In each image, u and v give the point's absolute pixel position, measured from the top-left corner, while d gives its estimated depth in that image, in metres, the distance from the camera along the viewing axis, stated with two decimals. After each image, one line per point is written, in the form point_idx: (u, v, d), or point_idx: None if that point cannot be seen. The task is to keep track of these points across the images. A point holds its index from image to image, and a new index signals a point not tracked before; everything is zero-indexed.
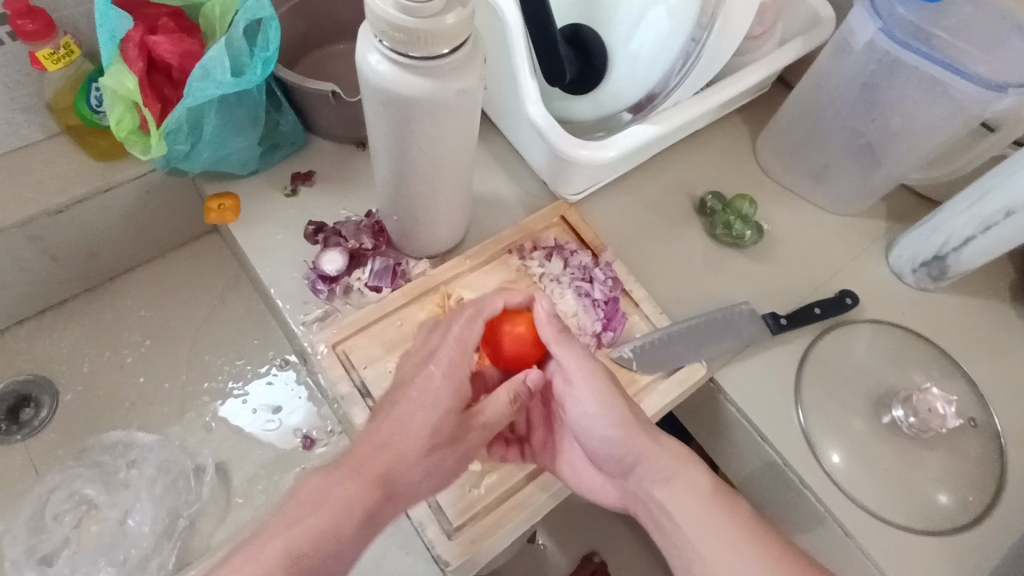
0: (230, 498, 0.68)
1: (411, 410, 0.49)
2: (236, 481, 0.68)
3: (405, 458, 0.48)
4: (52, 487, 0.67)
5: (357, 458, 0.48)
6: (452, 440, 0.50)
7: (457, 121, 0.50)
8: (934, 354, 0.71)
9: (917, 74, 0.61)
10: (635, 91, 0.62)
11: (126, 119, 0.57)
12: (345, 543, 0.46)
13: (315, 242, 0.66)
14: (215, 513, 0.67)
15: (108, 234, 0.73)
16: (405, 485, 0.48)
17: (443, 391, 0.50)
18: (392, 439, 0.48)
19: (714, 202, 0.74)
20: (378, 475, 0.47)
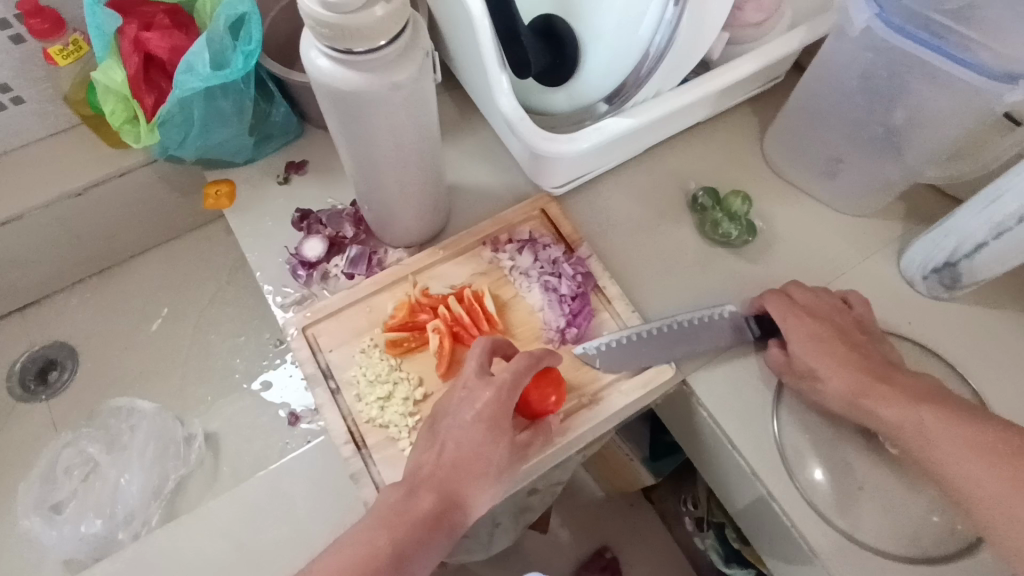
0: (218, 467, 0.77)
1: (466, 434, 0.51)
2: (223, 450, 0.78)
3: (466, 471, 0.50)
4: (64, 443, 0.78)
5: (428, 472, 0.50)
6: (506, 455, 0.52)
7: (407, 113, 0.50)
8: (940, 368, 0.65)
9: (918, 62, 0.56)
10: (609, 82, 0.60)
11: (118, 111, 0.65)
12: (430, 548, 0.47)
13: (300, 228, 0.68)
14: (201, 477, 0.77)
15: (127, 216, 0.81)
16: (473, 498, 0.50)
17: (499, 413, 0.52)
18: (460, 454, 0.50)
19: (707, 198, 0.70)
20: (449, 489, 0.49)
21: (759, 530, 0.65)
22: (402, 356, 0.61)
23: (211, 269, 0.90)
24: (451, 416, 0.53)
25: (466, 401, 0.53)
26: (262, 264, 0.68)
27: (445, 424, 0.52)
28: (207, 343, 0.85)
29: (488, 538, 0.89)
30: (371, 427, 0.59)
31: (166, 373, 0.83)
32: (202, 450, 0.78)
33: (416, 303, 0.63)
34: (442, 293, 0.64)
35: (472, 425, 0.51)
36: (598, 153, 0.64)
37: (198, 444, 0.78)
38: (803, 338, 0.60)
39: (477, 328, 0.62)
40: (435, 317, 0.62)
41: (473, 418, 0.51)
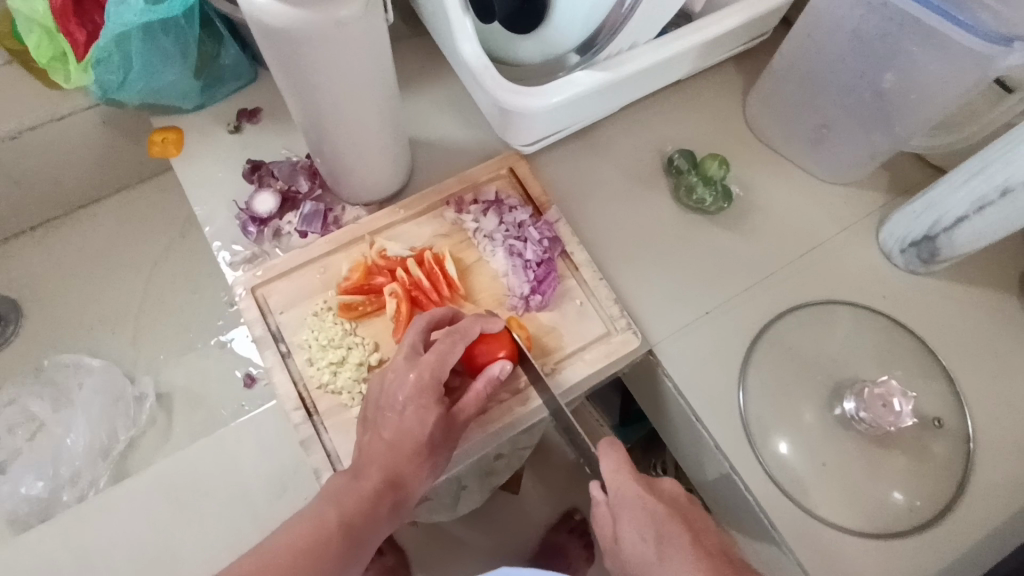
0: (170, 426, 0.77)
1: (400, 420, 0.50)
2: (176, 407, 0.78)
3: (406, 450, 0.49)
4: (7, 401, 0.76)
5: (368, 452, 0.49)
6: (440, 435, 0.50)
7: (354, 54, 0.46)
8: (912, 346, 0.63)
9: (912, 22, 0.53)
10: (580, 31, 0.56)
11: (43, 45, 0.61)
12: (379, 522, 0.47)
13: (250, 180, 0.64)
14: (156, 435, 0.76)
15: (70, 164, 0.76)
16: (414, 479, 0.49)
17: (427, 396, 0.50)
18: (399, 436, 0.49)
19: (682, 160, 0.67)
20: (392, 470, 0.48)
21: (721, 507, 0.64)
22: (357, 321, 0.58)
23: (168, 223, 0.86)
24: (384, 399, 0.51)
25: (397, 384, 0.50)
26: (209, 218, 0.64)
27: (380, 408, 0.51)
28: (161, 299, 0.83)
29: (454, 500, 0.87)
30: (323, 393, 0.56)
31: (117, 331, 0.81)
32: (153, 409, 0.77)
33: (372, 266, 0.60)
34: (401, 255, 0.61)
35: (407, 411, 0.50)
36: (570, 110, 0.60)
37: (149, 403, 0.77)
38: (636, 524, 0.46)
39: (437, 293, 0.59)
40: (393, 281, 0.59)
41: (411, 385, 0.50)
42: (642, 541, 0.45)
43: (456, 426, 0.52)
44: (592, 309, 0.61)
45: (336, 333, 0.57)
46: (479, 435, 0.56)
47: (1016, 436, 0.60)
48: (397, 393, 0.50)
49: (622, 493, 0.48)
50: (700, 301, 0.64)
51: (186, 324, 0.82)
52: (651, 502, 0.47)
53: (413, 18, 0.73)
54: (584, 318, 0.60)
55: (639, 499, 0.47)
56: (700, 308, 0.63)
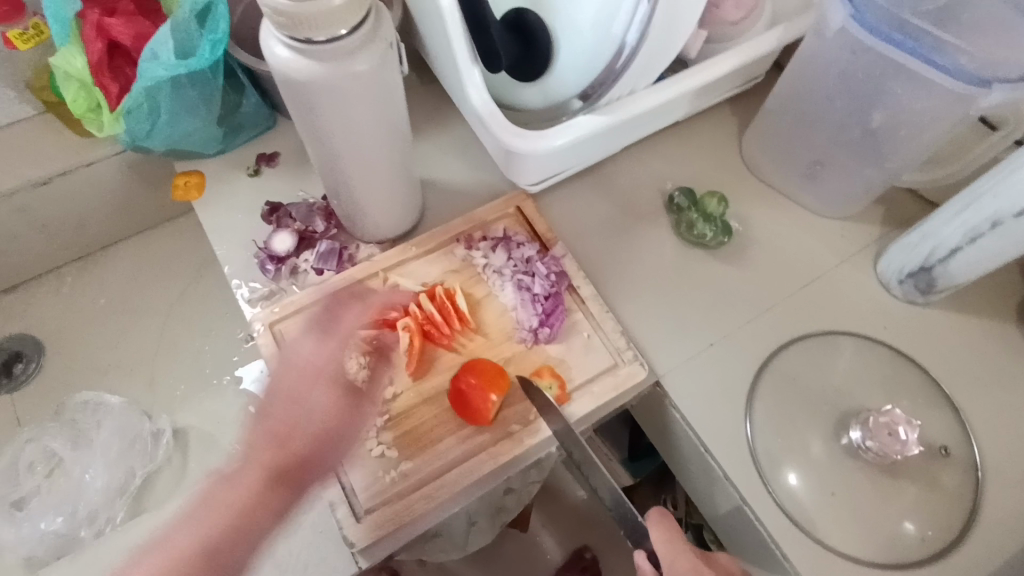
0: (185, 464, 0.77)
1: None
2: (192, 444, 0.79)
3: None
4: (27, 440, 0.77)
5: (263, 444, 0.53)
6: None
7: (370, 103, 0.49)
8: (915, 375, 0.64)
9: (896, 64, 0.55)
10: (582, 79, 0.60)
11: (80, 98, 0.65)
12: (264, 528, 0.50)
13: (269, 223, 0.67)
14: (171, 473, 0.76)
15: (94, 208, 0.79)
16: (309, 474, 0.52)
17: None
18: (300, 427, 0.53)
19: (682, 198, 0.70)
20: (273, 465, 0.51)
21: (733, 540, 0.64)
22: (370, 355, 0.60)
23: (186, 263, 0.89)
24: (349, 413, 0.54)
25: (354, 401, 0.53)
26: (228, 257, 0.66)
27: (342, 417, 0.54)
28: (177, 337, 0.85)
29: (463, 537, 0.87)
30: None
31: (134, 369, 0.83)
32: (169, 446, 0.77)
33: (385, 300, 0.62)
34: (412, 291, 0.63)
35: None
36: (574, 151, 0.63)
37: (165, 440, 0.77)
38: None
39: (448, 327, 0.61)
40: (405, 315, 0.61)
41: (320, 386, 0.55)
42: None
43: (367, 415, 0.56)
44: (600, 341, 0.62)
45: (350, 367, 0.59)
46: (491, 468, 0.56)
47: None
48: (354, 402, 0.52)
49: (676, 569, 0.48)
50: (704, 333, 0.65)
51: (202, 361, 0.84)
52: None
53: (423, 68, 0.77)
54: (592, 350, 0.62)
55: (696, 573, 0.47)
56: (704, 340, 0.65)
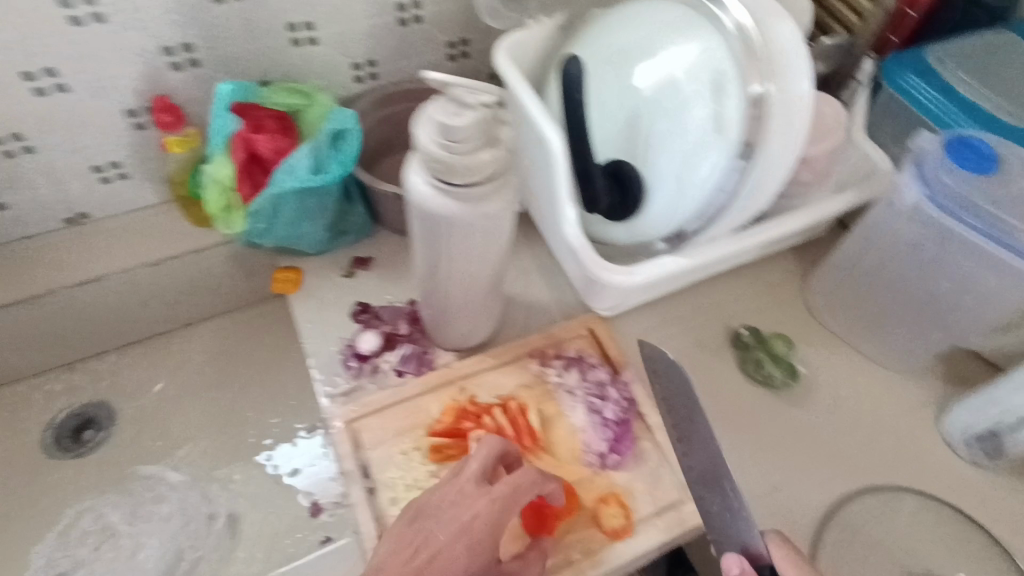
0: (232, 547, 0.73)
1: (445, 544, 0.52)
2: (244, 534, 0.74)
3: (477, 532, 0.53)
4: (82, 509, 0.75)
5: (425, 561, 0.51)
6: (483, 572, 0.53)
7: (487, 236, 0.54)
8: (983, 544, 0.64)
9: (966, 240, 0.59)
10: (668, 223, 0.65)
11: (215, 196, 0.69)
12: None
13: (356, 321, 0.72)
14: (214, 560, 0.72)
15: (191, 288, 0.83)
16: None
17: (479, 523, 0.53)
18: (439, 551, 0.52)
19: (749, 336, 0.74)
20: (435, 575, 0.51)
21: None
22: (442, 463, 0.62)
23: None
24: (436, 508, 0.54)
25: (457, 501, 0.54)
26: (316, 348, 0.70)
27: (431, 516, 0.54)
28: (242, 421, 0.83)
29: None
30: None
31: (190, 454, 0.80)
32: (222, 530, 0.74)
33: (463, 410, 0.64)
34: (488, 402, 0.65)
35: (456, 527, 0.53)
36: (649, 286, 0.68)
37: (220, 524, 0.74)
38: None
39: (519, 442, 0.63)
40: (479, 427, 0.63)
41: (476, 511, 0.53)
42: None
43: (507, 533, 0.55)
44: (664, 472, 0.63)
45: (425, 473, 0.61)
46: None
47: None
48: (454, 511, 0.53)
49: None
50: (767, 475, 0.66)
51: None
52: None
53: None
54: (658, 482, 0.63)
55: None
56: (767, 483, 0.66)
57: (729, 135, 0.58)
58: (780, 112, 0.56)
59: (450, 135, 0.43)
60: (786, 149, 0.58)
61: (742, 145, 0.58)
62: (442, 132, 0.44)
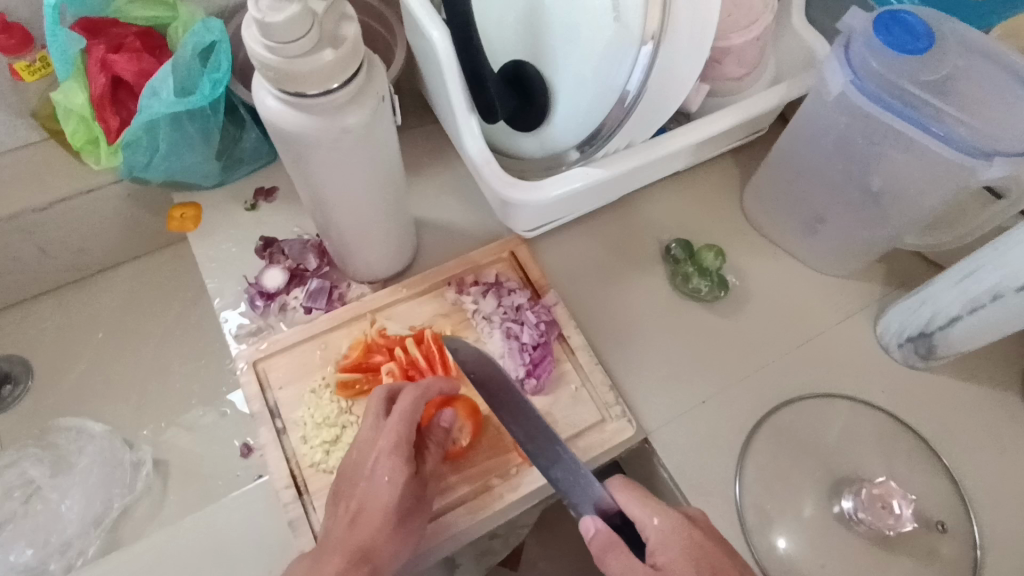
0: (165, 491, 0.73)
1: (366, 486, 0.51)
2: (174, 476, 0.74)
3: (394, 455, 0.51)
4: (5, 465, 0.72)
5: (336, 528, 0.50)
6: (411, 499, 0.51)
7: (361, 157, 0.49)
8: (914, 447, 0.63)
9: (893, 130, 0.54)
10: (577, 131, 0.60)
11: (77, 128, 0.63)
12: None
13: (262, 257, 0.67)
14: (148, 505, 0.72)
15: (95, 234, 0.79)
16: (383, 554, 0.49)
17: (395, 453, 0.51)
18: (364, 506, 0.51)
19: (679, 250, 0.69)
20: (357, 545, 0.49)
21: None
22: (353, 399, 0.59)
23: None
24: (355, 468, 0.53)
25: (366, 450, 0.53)
26: (221, 288, 0.66)
27: (349, 478, 0.53)
28: (169, 363, 0.82)
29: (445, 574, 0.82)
30: (314, 473, 0.56)
31: (116, 401, 0.79)
32: (149, 477, 0.74)
33: (372, 344, 0.61)
34: (399, 334, 0.62)
35: (375, 473, 0.51)
36: (565, 202, 0.63)
37: (146, 471, 0.74)
38: (687, 558, 0.47)
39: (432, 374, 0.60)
40: (389, 359, 0.60)
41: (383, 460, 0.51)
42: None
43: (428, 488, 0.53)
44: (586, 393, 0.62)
45: (335, 410, 0.58)
46: (469, 523, 0.55)
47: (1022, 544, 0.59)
48: (365, 460, 0.52)
49: (663, 526, 0.50)
50: (695, 389, 0.65)
51: None
52: (697, 535, 0.49)
53: (425, 108, 0.77)
54: (576, 404, 0.61)
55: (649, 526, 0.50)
56: (693, 396, 0.64)
57: (631, 25, 0.53)
58: (685, 0, 0.51)
59: (270, 34, 0.37)
60: (696, 42, 0.53)
61: (646, 35, 0.53)
62: (269, 39, 0.38)
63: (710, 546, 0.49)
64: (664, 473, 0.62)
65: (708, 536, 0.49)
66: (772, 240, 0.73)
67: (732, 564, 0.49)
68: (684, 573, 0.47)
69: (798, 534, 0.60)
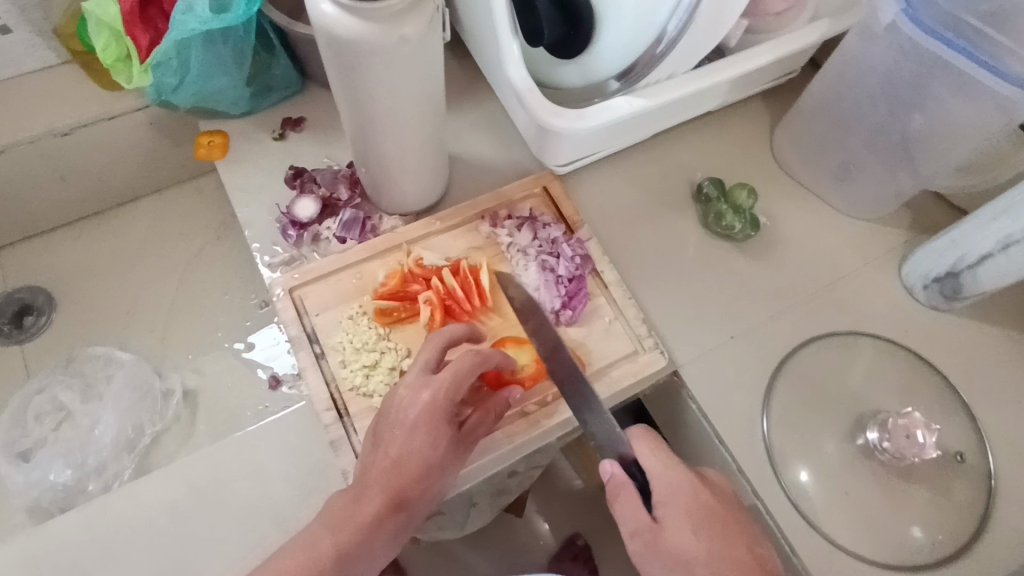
0: (193, 423, 0.78)
1: (408, 439, 0.50)
2: (201, 406, 0.79)
3: (438, 414, 0.51)
4: (37, 389, 0.78)
5: (372, 473, 0.50)
6: (450, 455, 0.52)
7: (412, 75, 0.48)
8: (935, 384, 0.64)
9: (941, 62, 0.55)
10: (621, 60, 0.60)
11: (110, 45, 0.64)
12: (377, 547, 0.49)
13: (292, 187, 0.66)
14: (178, 432, 0.77)
15: (116, 163, 0.79)
16: (419, 501, 0.50)
17: (438, 411, 0.51)
18: (403, 459, 0.50)
19: (711, 188, 0.70)
20: (395, 494, 0.49)
21: None
22: (392, 326, 0.60)
23: (200, 219, 0.90)
24: (395, 415, 0.51)
25: (409, 400, 0.51)
26: (249, 217, 0.65)
27: (389, 423, 0.51)
28: (194, 298, 0.85)
29: (462, 517, 0.79)
30: (354, 396, 0.57)
31: (143, 335, 0.83)
32: (179, 406, 0.79)
33: (409, 273, 0.62)
34: (435, 265, 0.62)
35: (416, 428, 0.50)
36: (603, 135, 0.62)
37: (175, 400, 0.79)
38: (687, 515, 0.46)
39: (469, 304, 0.61)
40: (427, 289, 0.61)
41: (425, 417, 0.50)
42: (695, 530, 0.45)
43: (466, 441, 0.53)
44: (620, 326, 0.63)
45: (375, 336, 0.59)
46: (507, 447, 0.56)
47: None
48: (407, 411, 0.50)
49: (671, 478, 0.48)
50: (724, 326, 0.65)
51: (213, 322, 0.84)
52: (702, 493, 0.47)
53: (457, 43, 0.76)
54: (609, 338, 0.62)
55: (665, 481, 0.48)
56: (722, 333, 0.65)
57: None
58: None
59: None
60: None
61: None
62: None
63: (714, 506, 0.47)
64: (695, 410, 0.63)
65: (715, 500, 0.48)
66: (801, 183, 0.73)
67: (737, 524, 0.47)
68: (683, 533, 0.45)
69: (825, 466, 0.61)
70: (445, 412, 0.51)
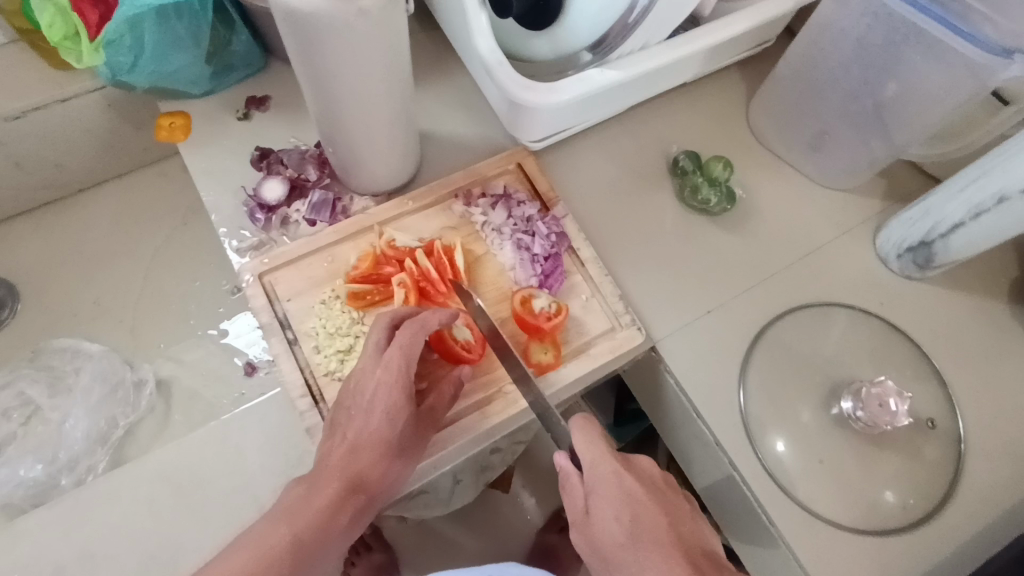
0: (168, 414, 0.77)
1: (363, 420, 0.51)
2: (175, 396, 0.78)
3: (394, 394, 0.51)
4: (2, 384, 0.76)
5: (328, 459, 0.51)
6: (410, 435, 0.52)
7: (376, 48, 0.46)
8: (907, 350, 0.64)
9: (917, 28, 0.54)
10: (592, 30, 0.58)
11: (56, 24, 0.61)
12: (333, 537, 0.49)
13: (259, 168, 0.64)
14: (153, 422, 0.76)
15: (74, 146, 0.76)
16: (379, 484, 0.50)
17: (393, 389, 0.51)
18: (359, 441, 0.51)
19: (687, 162, 0.69)
20: (352, 478, 0.50)
21: (724, 511, 0.64)
22: (366, 309, 0.59)
23: (168, 204, 0.87)
24: (350, 398, 0.52)
25: (363, 380, 0.52)
26: (215, 201, 0.63)
27: (346, 407, 0.52)
28: (164, 286, 0.84)
29: (448, 494, 0.78)
30: (329, 381, 0.56)
31: (113, 325, 0.81)
32: (152, 396, 0.77)
33: (381, 255, 0.61)
34: (409, 246, 0.61)
35: (370, 407, 0.51)
36: (577, 107, 0.61)
37: (149, 390, 0.77)
38: (612, 508, 0.45)
39: (444, 285, 0.60)
40: (401, 271, 0.60)
41: (378, 397, 0.51)
42: (615, 520, 0.45)
43: (425, 427, 0.53)
44: (597, 303, 0.62)
45: (348, 321, 0.58)
46: (486, 428, 0.56)
47: (1007, 442, 0.61)
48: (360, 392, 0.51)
49: (596, 468, 0.47)
50: (701, 300, 0.65)
51: (184, 311, 0.83)
52: (590, 446, 0.48)
53: (425, 15, 0.74)
54: (586, 314, 0.61)
55: (614, 476, 0.47)
56: (699, 307, 0.65)
57: None
58: None
59: None
60: None
61: None
62: None
63: (638, 493, 0.46)
64: (677, 391, 0.62)
65: (640, 487, 0.47)
66: (775, 153, 0.73)
67: (661, 512, 0.46)
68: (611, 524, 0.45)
69: (801, 436, 0.61)
70: (399, 392, 0.51)
